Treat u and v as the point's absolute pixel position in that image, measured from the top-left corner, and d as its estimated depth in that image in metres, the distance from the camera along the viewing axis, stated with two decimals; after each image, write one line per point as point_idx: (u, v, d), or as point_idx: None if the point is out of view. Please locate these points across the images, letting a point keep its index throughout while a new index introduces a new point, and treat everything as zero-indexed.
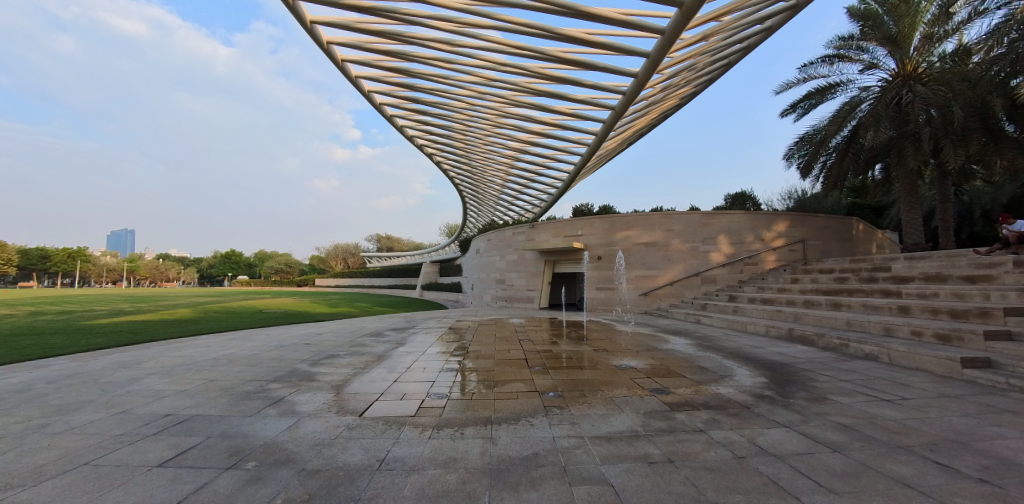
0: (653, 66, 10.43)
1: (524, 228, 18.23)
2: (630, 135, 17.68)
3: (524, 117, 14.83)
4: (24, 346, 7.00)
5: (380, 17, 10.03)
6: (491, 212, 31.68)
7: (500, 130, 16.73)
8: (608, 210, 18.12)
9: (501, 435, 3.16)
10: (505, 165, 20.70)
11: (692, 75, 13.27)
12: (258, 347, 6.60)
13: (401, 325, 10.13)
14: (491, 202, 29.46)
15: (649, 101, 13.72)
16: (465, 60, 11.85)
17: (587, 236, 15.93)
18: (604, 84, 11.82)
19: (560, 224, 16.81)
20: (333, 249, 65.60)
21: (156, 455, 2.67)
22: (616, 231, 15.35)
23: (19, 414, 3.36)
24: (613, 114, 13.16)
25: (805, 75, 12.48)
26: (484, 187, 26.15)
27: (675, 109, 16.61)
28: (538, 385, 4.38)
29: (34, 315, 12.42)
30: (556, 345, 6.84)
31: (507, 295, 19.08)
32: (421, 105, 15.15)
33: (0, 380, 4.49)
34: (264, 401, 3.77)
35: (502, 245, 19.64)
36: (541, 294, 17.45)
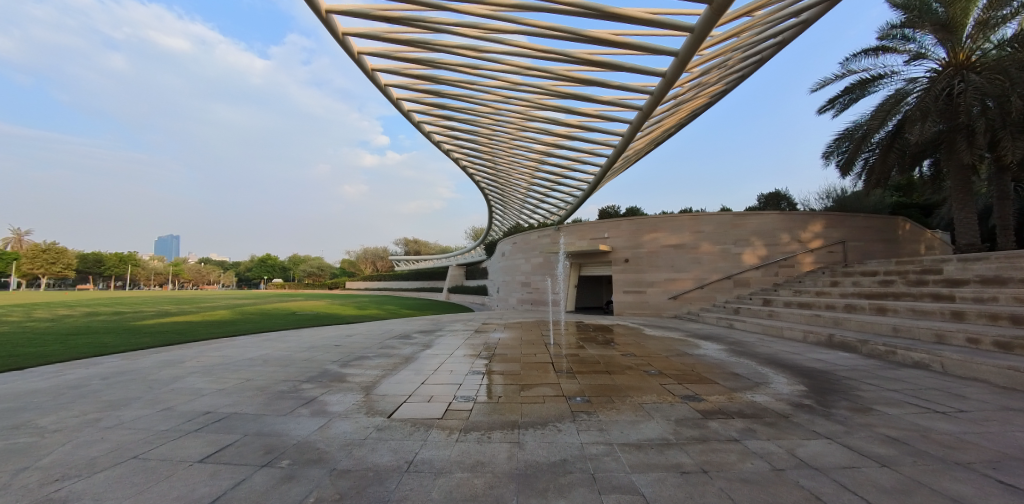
0: (681, 64, 10.16)
1: (549, 230, 18.20)
2: (658, 135, 17.37)
3: (549, 120, 14.69)
4: (82, 344, 7.55)
5: (408, 26, 10.23)
6: (517, 216, 31.78)
7: (526, 133, 16.79)
8: (635, 211, 17.86)
9: (528, 439, 3.14)
10: (530, 168, 20.77)
11: (722, 72, 12.85)
12: (291, 348, 6.83)
13: (429, 327, 10.23)
14: (516, 206, 29.63)
15: (677, 100, 13.45)
16: (491, 65, 11.91)
17: (613, 238, 15.69)
18: (631, 85, 11.61)
19: (585, 227, 16.66)
20: (363, 253, 67.62)
21: (197, 451, 2.78)
22: (643, 233, 15.07)
23: (76, 408, 3.58)
24: (641, 115, 12.93)
25: (845, 69, 11.89)
26: (509, 191, 26.35)
27: (705, 107, 16.14)
28: (565, 389, 4.31)
29: (92, 315, 13.70)
30: (583, 349, 6.74)
31: (532, 298, 19.06)
32: (447, 110, 15.27)
33: (59, 376, 4.81)
34: (297, 400, 3.87)
35: (527, 247, 19.64)
36: (567, 297, 17.31)
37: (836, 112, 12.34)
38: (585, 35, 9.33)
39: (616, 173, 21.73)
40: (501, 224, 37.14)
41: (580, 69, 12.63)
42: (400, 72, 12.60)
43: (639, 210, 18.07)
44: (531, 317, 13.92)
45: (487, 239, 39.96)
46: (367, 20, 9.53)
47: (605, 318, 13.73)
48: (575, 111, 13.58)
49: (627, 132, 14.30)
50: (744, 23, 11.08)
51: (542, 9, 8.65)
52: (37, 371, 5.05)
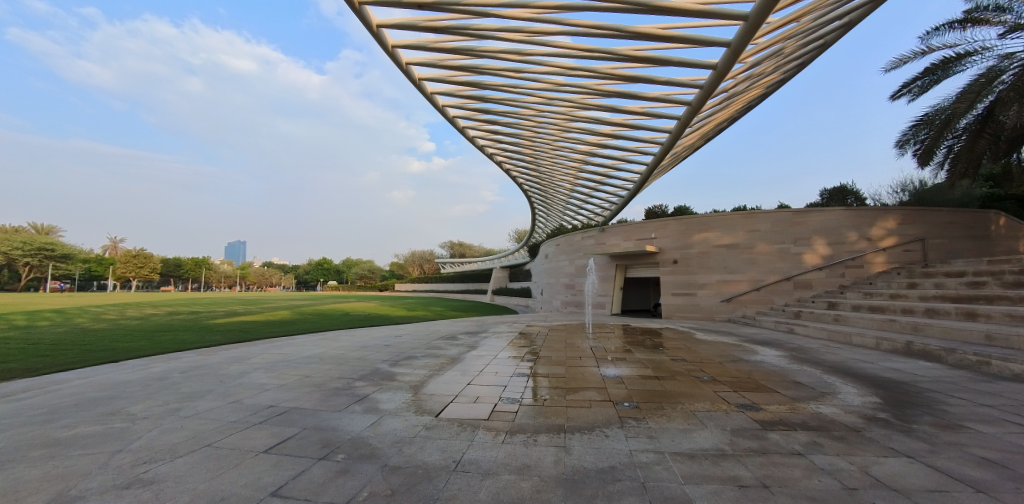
0: (734, 55, 9.67)
1: (593, 231, 17.94)
2: (708, 129, 16.62)
3: (593, 120, 14.49)
4: (164, 340, 8.35)
5: (454, 35, 10.46)
6: (560, 217, 31.57)
7: (569, 134, 16.66)
8: (684, 211, 17.15)
9: (575, 444, 3.08)
10: (574, 169, 20.58)
11: (780, 59, 12.02)
12: (346, 347, 7.16)
13: (475, 329, 10.36)
14: (559, 208, 29.46)
15: (730, 92, 12.81)
16: (533, 68, 11.92)
17: (660, 238, 15.19)
18: (678, 79, 11.18)
19: (631, 228, 16.27)
20: (411, 256, 69.99)
21: (262, 441, 2.97)
22: (692, 233, 14.46)
23: (160, 398, 3.95)
24: (690, 110, 12.44)
25: (925, 47, 10.81)
26: (552, 193, 26.27)
27: (760, 99, 15.24)
28: (611, 394, 4.19)
29: (173, 314, 15.16)
30: (630, 353, 6.53)
31: (576, 300, 18.84)
32: (490, 115, 15.45)
33: (147, 369, 5.35)
34: (350, 397, 4.05)
35: (571, 249, 19.46)
36: (613, 300, 16.96)
37: (913, 96, 11.26)
38: (626, 31, 9.15)
39: (663, 171, 20.99)
40: (544, 226, 37.05)
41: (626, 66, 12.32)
42: (445, 80, 12.93)
43: (687, 209, 17.35)
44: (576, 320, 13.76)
45: (530, 241, 40.02)
46: (414, 31, 9.88)
47: (654, 322, 13.28)
48: (619, 109, 13.28)
49: (675, 128, 13.79)
50: (805, 7, 10.37)
51: (580, 8, 8.56)
52: (129, 364, 5.65)
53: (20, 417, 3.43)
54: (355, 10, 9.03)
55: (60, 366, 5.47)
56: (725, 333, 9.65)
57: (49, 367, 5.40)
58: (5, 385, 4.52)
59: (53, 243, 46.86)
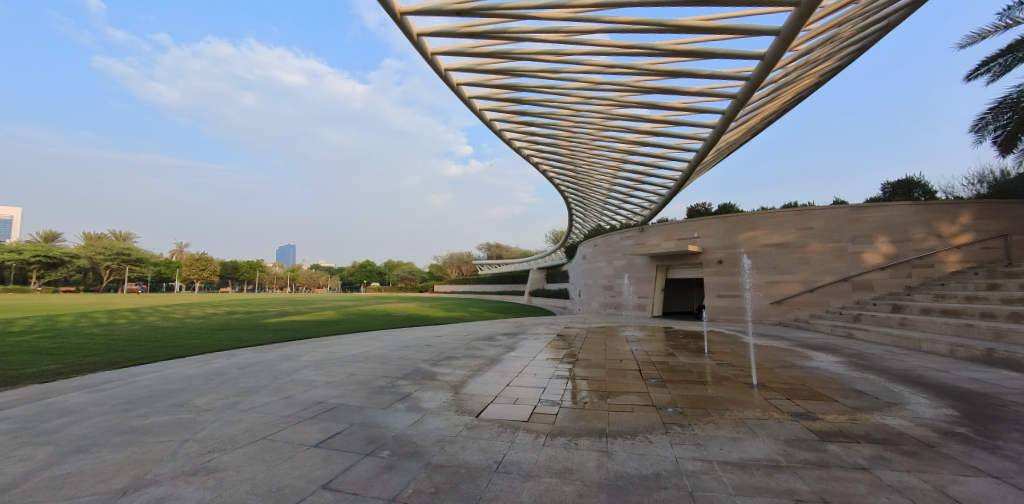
0: (784, 43, 9.17)
1: (633, 231, 17.58)
2: (755, 123, 15.89)
3: (632, 118, 14.20)
4: (224, 338, 8.94)
5: (492, 39, 10.57)
6: (597, 217, 31.11)
7: (607, 133, 16.41)
8: (729, 208, 16.46)
9: (617, 449, 3.00)
10: (612, 168, 20.25)
11: (836, 44, 11.32)
12: (388, 346, 7.38)
13: (513, 330, 10.38)
14: (596, 208, 29.05)
15: (780, 83, 12.18)
16: (570, 67, 11.82)
17: (704, 238, 14.66)
18: (722, 72, 10.74)
19: (672, 227, 15.81)
20: (449, 257, 71.33)
21: (312, 436, 3.11)
22: (738, 232, 13.85)
23: (221, 392, 4.23)
24: (735, 103, 11.92)
25: (1006, 22, 9.85)
26: (589, 193, 25.95)
27: (813, 88, 14.41)
28: (654, 399, 4.06)
29: (230, 313, 16.24)
30: (673, 357, 6.31)
31: (615, 302, 18.51)
32: (528, 117, 15.44)
33: (210, 364, 5.75)
34: (393, 395, 4.16)
35: (609, 250, 19.16)
36: (653, 301, 16.53)
37: (992, 77, 10.26)
38: (662, 25, 8.94)
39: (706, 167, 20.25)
40: (580, 227, 36.65)
41: (667, 62, 11.99)
42: (482, 84, 13.08)
43: (733, 207, 16.65)
44: (615, 322, 13.52)
45: (567, 242, 39.72)
46: (453, 37, 10.09)
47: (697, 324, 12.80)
48: (659, 105, 12.92)
49: (720, 123, 13.25)
50: None
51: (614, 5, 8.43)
52: (195, 359, 6.10)
53: (103, 405, 3.78)
54: (397, 20, 9.34)
55: (137, 360, 5.99)
56: (774, 337, 9.15)
57: (128, 361, 5.92)
58: (92, 375, 5.01)
59: (129, 248, 51.24)
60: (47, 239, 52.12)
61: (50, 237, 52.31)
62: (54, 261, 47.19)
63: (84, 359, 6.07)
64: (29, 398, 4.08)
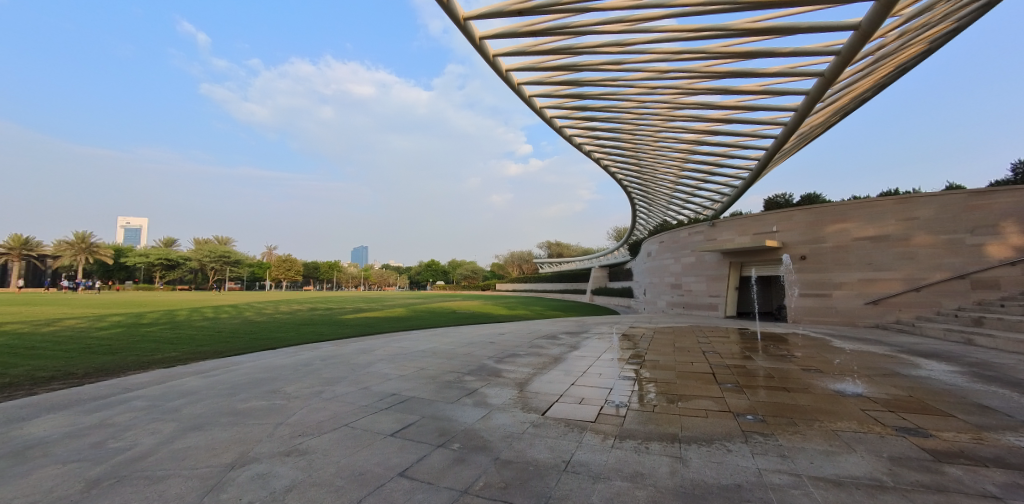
0: (881, 10, 8.12)
1: (702, 226, 16.74)
2: (846, 102, 14.29)
3: (701, 105, 13.38)
4: (308, 332, 9.78)
5: (552, 36, 10.53)
6: (662, 212, 29.78)
7: (673, 123, 15.64)
8: (814, 198, 15.00)
9: (692, 456, 2.83)
10: (678, 161, 19.27)
11: (951, 4, 9.84)
12: (453, 343, 7.63)
13: (575, 329, 10.26)
14: (661, 203, 27.84)
15: (878, 54, 10.85)
16: (633, 58, 11.41)
17: (785, 232, 13.59)
18: (802, 50, 9.79)
19: (746, 221, 14.82)
20: (509, 256, 72.28)
21: (388, 426, 3.28)
22: (825, 225, 12.69)
23: (307, 381, 4.63)
24: (824, 81, 10.81)
25: None
26: (652, 189, 24.95)
27: (920, 57, 12.63)
28: (732, 405, 3.79)
29: (313, 310, 17.72)
30: (750, 360, 5.85)
31: (683, 301, 17.69)
32: (589, 112, 15.13)
33: (297, 355, 6.32)
34: (461, 390, 4.27)
35: (676, 246, 18.36)
36: (726, 301, 15.59)
37: None
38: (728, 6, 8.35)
39: (785, 155, 18.55)
40: (644, 223, 35.32)
41: (740, 43, 11.17)
42: (542, 82, 13.07)
43: (817, 196, 15.15)
44: (679, 322, 12.90)
45: (630, 239, 38.53)
46: (514, 38, 10.22)
47: (773, 326, 11.83)
48: (732, 90, 12.02)
49: (805, 104, 12.08)
50: None
51: None
52: (285, 351, 6.74)
53: (213, 389, 4.30)
54: (460, 26, 9.65)
55: (237, 350, 6.74)
56: (870, 341, 8.17)
57: (231, 351, 6.68)
58: (204, 362, 5.73)
59: (229, 251, 57.16)
60: (166, 244, 60.50)
61: (168, 243, 60.15)
62: (173, 261, 54.70)
63: (196, 348, 6.95)
64: (157, 380, 4.75)
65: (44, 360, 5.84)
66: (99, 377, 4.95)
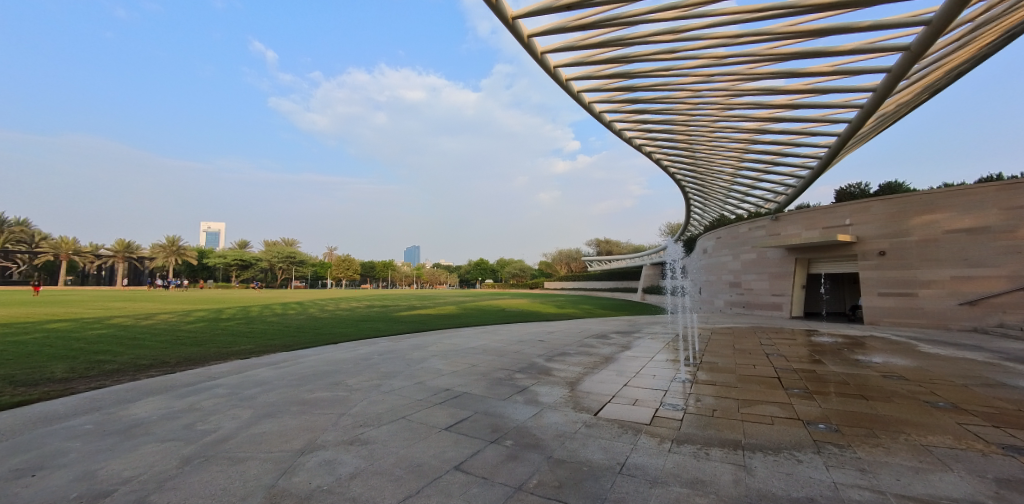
0: None
1: (765, 221, 15.79)
2: (939, 77, 12.73)
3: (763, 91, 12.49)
4: (366, 328, 10.33)
5: (604, 28, 10.27)
6: (720, 206, 28.18)
7: (731, 112, 14.72)
8: (896, 187, 13.59)
9: (758, 466, 2.67)
10: (737, 152, 18.13)
11: None
12: (504, 340, 7.74)
13: (626, 328, 10.02)
14: (718, 197, 26.40)
15: (980, 20, 9.57)
16: (688, 45, 10.86)
17: (861, 225, 12.51)
18: (880, 23, 8.86)
19: (814, 214, 13.91)
20: (558, 254, 71.94)
21: (443, 420, 3.39)
22: (908, 216, 11.52)
23: (366, 375, 4.88)
24: (911, 55, 9.72)
25: None
26: (708, 183, 23.69)
27: None
28: (801, 412, 3.52)
29: (370, 307, 18.60)
30: (821, 365, 5.41)
31: (743, 300, 16.76)
32: (640, 106, 14.60)
33: (356, 350, 6.70)
34: (512, 388, 4.32)
35: (735, 242, 17.45)
36: (793, 300, 14.59)
37: None
38: None
39: (860, 139, 16.92)
40: (701, 217, 33.63)
41: (806, 21, 10.31)
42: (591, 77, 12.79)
43: (900, 185, 13.73)
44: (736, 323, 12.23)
45: (685, 235, 36.94)
46: (564, 34, 10.12)
47: (846, 328, 10.87)
48: (797, 73, 11.12)
49: (888, 82, 10.92)
50: None
51: None
52: (346, 345, 7.17)
53: (284, 380, 4.67)
54: (509, 25, 9.73)
55: (303, 344, 7.27)
56: (966, 346, 7.28)
57: (298, 345, 7.22)
58: (276, 355, 6.23)
59: (295, 252, 61.56)
60: (242, 246, 66.19)
61: (243, 244, 65.86)
62: (246, 262, 59.75)
63: (268, 342, 7.56)
64: (236, 370, 5.24)
65: (145, 349, 6.62)
66: (188, 366, 5.54)
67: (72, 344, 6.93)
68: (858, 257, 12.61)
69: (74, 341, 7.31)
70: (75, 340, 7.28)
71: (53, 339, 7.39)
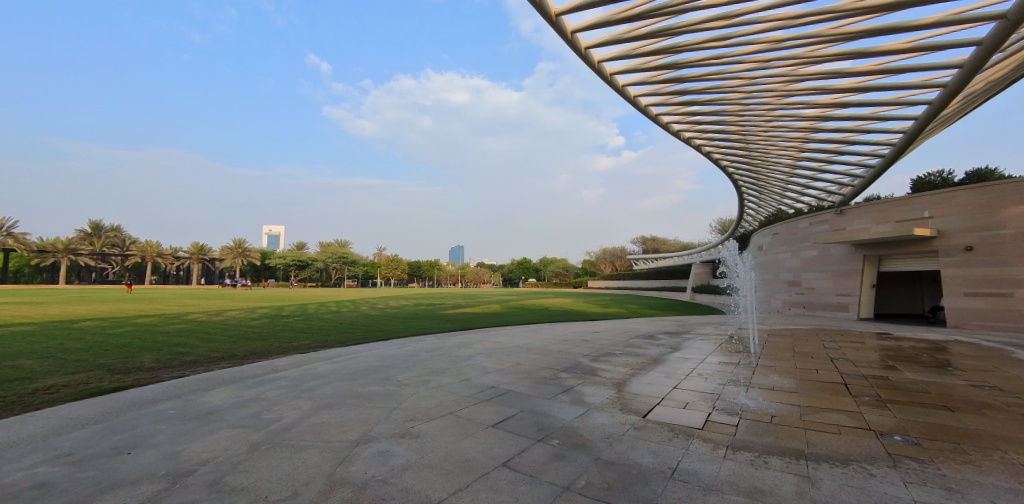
0: None
1: (828, 215, 14.70)
2: None
3: (827, 74, 11.55)
4: (414, 325, 10.71)
5: (651, 19, 9.91)
6: (777, 200, 26.43)
7: (791, 99, 13.73)
8: (987, 175, 12.16)
9: (824, 477, 2.49)
10: (797, 142, 16.91)
11: None
12: (548, 339, 7.75)
13: (674, 329, 9.70)
14: (774, 191, 24.79)
15: None
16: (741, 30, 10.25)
17: (944, 218, 11.32)
18: None
19: (886, 206, 12.77)
20: (602, 253, 70.74)
21: (489, 417, 3.45)
22: (1001, 207, 10.29)
23: (415, 371, 5.06)
24: (1008, 24, 8.61)
25: None
26: (763, 177, 22.31)
27: None
28: (872, 423, 3.26)
29: (417, 305, 19.18)
30: (896, 372, 4.95)
31: (804, 300, 15.70)
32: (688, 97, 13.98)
33: (405, 346, 6.97)
34: (557, 387, 4.31)
35: (794, 239, 16.38)
36: (862, 300, 13.47)
37: None
38: None
39: (944, 121, 15.20)
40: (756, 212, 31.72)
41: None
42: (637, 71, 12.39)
43: (991, 172, 12.27)
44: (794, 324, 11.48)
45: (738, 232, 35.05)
46: (609, 27, 9.90)
47: (922, 331, 9.90)
48: (866, 52, 10.19)
49: (980, 55, 9.74)
50: None
51: None
52: (395, 342, 7.48)
53: (339, 373, 4.94)
54: (552, 22, 9.68)
55: (356, 340, 7.67)
56: None
57: (351, 340, 7.62)
58: (331, 350, 6.63)
59: (348, 253, 64.83)
60: (299, 247, 70.65)
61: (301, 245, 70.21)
62: (304, 262, 63.74)
63: (324, 337, 8.05)
64: (297, 363, 5.62)
65: (217, 343, 7.26)
66: (254, 359, 6.02)
67: (158, 337, 7.74)
68: (939, 254, 11.45)
69: (159, 334, 8.15)
70: (160, 333, 8.11)
71: (143, 332, 8.27)
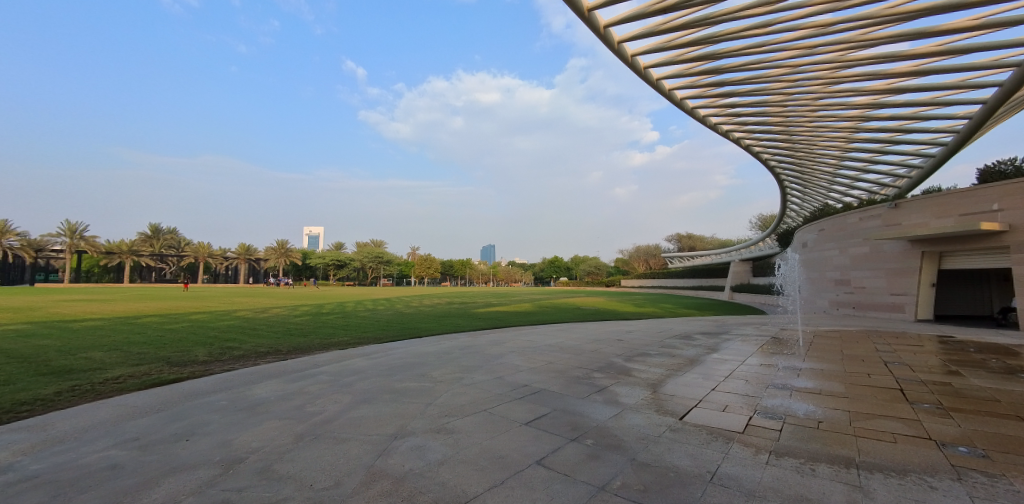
0: None
1: (881, 209, 13.77)
2: None
3: (880, 58, 10.78)
4: (446, 323, 10.90)
5: (687, 9, 9.58)
6: (823, 193, 24.93)
7: (840, 87, 12.92)
8: None
9: (878, 488, 2.36)
10: (846, 132, 15.90)
11: None
12: (580, 338, 7.71)
13: (712, 329, 9.39)
14: (820, 184, 23.40)
15: None
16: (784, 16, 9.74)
17: (1016, 210, 10.37)
18: None
19: (948, 199, 11.83)
20: (636, 251, 69.22)
21: (522, 415, 3.48)
22: None
23: (448, 368, 5.17)
24: None
25: None
26: (807, 170, 21.11)
27: None
28: (933, 432, 3.04)
29: (450, 304, 19.43)
30: (962, 378, 4.58)
31: (854, 300, 14.80)
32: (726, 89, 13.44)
33: (439, 344, 7.12)
34: (591, 387, 4.29)
35: (843, 235, 15.45)
36: (919, 301, 12.55)
37: None
38: None
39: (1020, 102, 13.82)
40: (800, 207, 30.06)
41: None
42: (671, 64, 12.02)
43: None
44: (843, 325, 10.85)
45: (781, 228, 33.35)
46: (643, 20, 9.69)
47: (989, 334, 9.12)
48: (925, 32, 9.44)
49: None
50: None
51: None
52: (429, 339, 7.66)
53: (376, 369, 5.12)
54: (584, 17, 9.56)
55: (391, 337, 7.91)
56: None
57: (386, 337, 7.87)
58: (368, 346, 6.87)
59: (383, 252, 66.69)
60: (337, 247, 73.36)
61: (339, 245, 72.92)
62: (341, 262, 66.15)
63: (361, 334, 8.35)
64: (336, 359, 5.86)
65: (264, 338, 7.69)
66: (297, 354, 6.33)
67: (210, 332, 8.28)
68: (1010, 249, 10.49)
69: (211, 329, 8.72)
70: (212, 329, 8.68)
71: (197, 328, 8.87)
